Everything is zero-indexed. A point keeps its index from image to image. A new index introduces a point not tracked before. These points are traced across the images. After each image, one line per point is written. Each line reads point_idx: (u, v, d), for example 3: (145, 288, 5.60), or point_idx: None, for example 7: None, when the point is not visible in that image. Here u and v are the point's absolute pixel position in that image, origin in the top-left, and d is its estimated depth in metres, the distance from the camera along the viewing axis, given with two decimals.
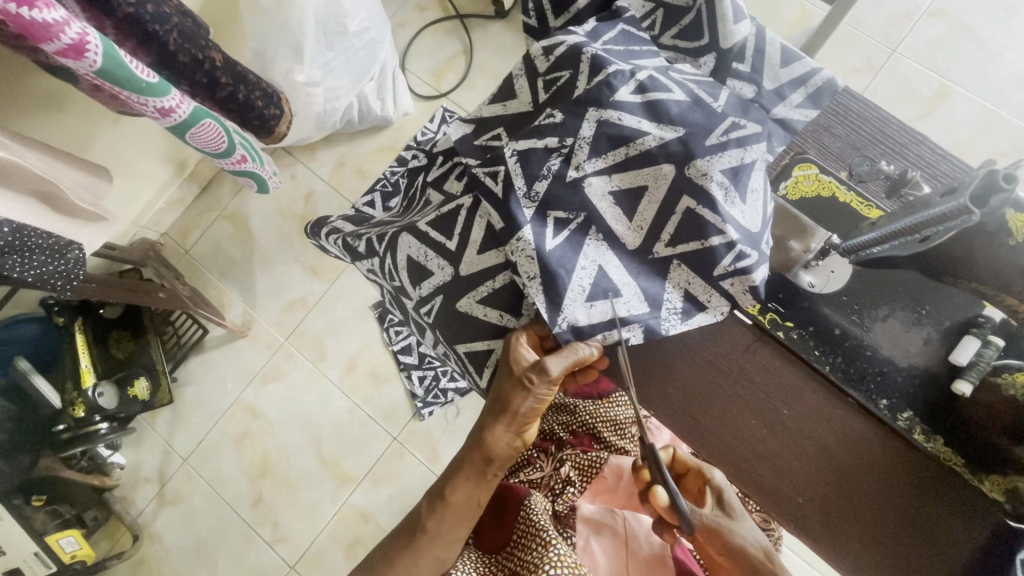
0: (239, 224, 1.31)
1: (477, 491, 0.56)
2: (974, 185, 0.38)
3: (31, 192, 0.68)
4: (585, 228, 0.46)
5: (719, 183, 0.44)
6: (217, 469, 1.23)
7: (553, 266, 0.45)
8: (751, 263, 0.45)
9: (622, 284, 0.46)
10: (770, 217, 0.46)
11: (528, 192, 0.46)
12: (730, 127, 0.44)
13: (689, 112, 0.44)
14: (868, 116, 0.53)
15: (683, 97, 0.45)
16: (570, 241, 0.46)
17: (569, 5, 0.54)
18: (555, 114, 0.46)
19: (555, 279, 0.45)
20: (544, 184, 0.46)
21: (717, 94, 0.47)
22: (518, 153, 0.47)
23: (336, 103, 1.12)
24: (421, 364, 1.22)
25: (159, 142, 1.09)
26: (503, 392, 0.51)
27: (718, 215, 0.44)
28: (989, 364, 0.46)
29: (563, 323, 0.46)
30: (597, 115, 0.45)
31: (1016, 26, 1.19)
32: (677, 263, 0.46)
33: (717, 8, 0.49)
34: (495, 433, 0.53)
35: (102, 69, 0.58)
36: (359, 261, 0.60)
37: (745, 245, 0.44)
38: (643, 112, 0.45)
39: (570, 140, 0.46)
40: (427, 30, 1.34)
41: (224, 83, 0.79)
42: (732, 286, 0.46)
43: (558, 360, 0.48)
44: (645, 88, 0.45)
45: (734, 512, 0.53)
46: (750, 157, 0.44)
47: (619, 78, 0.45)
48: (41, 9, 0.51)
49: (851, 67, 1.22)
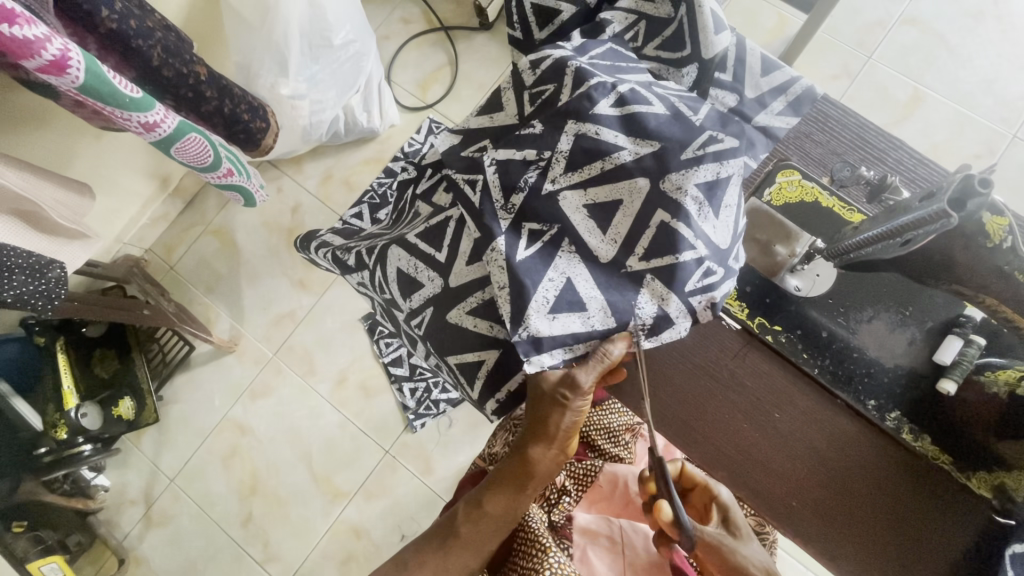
0: (225, 238, 1.29)
1: (516, 502, 0.54)
2: (950, 190, 0.39)
3: (10, 211, 0.67)
4: (557, 240, 0.46)
5: (694, 197, 0.44)
6: (206, 488, 1.21)
7: (521, 275, 0.45)
8: (716, 280, 0.45)
9: (589, 298, 0.46)
10: (740, 234, 0.47)
11: (504, 204, 0.47)
12: (707, 140, 0.45)
13: (667, 125, 0.45)
14: (848, 123, 0.54)
15: (663, 110, 0.45)
16: (541, 252, 0.46)
17: (554, 16, 0.55)
18: (536, 125, 0.47)
19: (522, 289, 0.45)
20: (520, 196, 0.46)
21: (697, 108, 0.47)
22: (497, 164, 0.47)
23: (322, 115, 1.13)
24: (413, 376, 1.21)
25: (143, 156, 1.08)
26: (540, 414, 0.50)
27: (692, 229, 0.44)
28: (973, 362, 0.46)
29: (524, 333, 0.45)
30: (576, 127, 0.46)
31: (984, 33, 1.24)
32: (651, 277, 0.45)
33: (698, 20, 0.50)
34: (537, 452, 0.52)
35: (84, 85, 0.57)
36: (349, 275, 0.59)
37: (712, 260, 0.45)
38: (621, 126, 0.45)
39: (547, 153, 0.46)
40: (412, 43, 1.35)
41: (209, 97, 0.79)
42: (697, 302, 0.46)
43: (590, 373, 0.47)
44: (625, 101, 0.46)
45: (739, 531, 0.52)
46: (727, 171, 0.45)
47: (600, 90, 0.46)
48: (22, 25, 0.50)
49: (829, 74, 1.25)
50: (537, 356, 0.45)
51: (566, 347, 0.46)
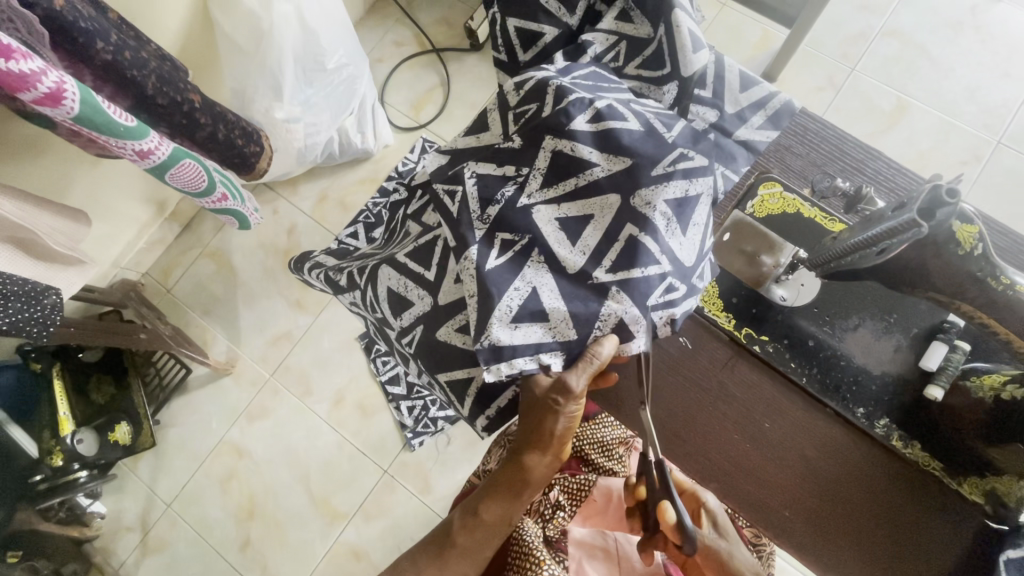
0: (222, 260, 1.30)
1: (511, 511, 0.54)
2: (921, 200, 0.40)
3: (7, 239, 0.68)
4: (528, 250, 0.47)
5: (663, 213, 0.45)
6: (203, 513, 1.20)
7: (488, 284, 0.46)
8: (678, 297, 0.46)
9: (552, 308, 0.46)
10: (706, 251, 0.48)
11: (480, 214, 0.47)
12: (678, 157, 0.46)
13: (640, 141, 0.46)
14: (827, 135, 0.55)
15: (637, 126, 0.47)
16: (511, 262, 0.46)
17: (537, 40, 0.56)
18: (514, 141, 0.49)
19: (488, 299, 0.45)
20: (496, 209, 0.47)
21: (671, 124, 0.48)
22: (477, 176, 0.49)
23: (317, 138, 1.14)
24: (410, 394, 1.21)
25: (140, 182, 1.09)
26: (536, 422, 0.49)
27: (659, 244, 0.45)
28: (958, 368, 0.47)
29: (485, 341, 0.45)
30: (553, 144, 0.47)
31: (964, 43, 1.26)
32: (616, 290, 0.45)
33: (677, 38, 0.50)
34: (532, 460, 0.51)
35: (79, 115, 0.59)
36: (342, 295, 0.60)
37: (675, 277, 0.46)
38: (595, 142, 0.47)
39: (525, 170, 0.48)
40: (405, 65, 1.38)
41: (203, 123, 0.81)
42: (657, 316, 0.47)
43: (581, 376, 0.46)
44: (601, 116, 0.47)
45: (728, 534, 0.54)
46: (695, 189, 0.46)
47: (577, 106, 0.47)
48: (19, 60, 0.52)
49: (814, 86, 1.27)
50: (496, 364, 0.46)
51: (531, 355, 0.46)
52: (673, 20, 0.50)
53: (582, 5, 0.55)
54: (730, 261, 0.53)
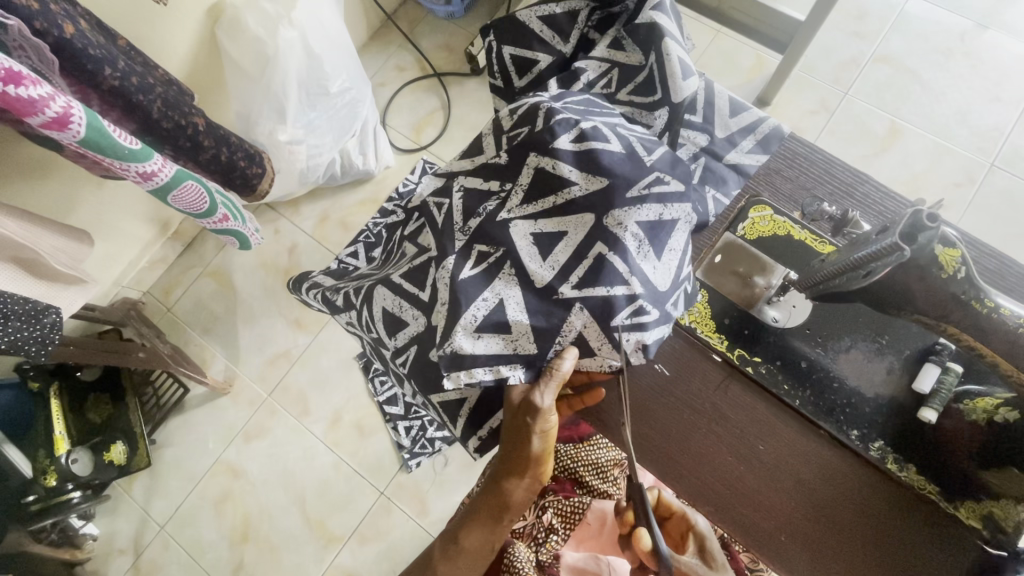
0: (222, 279, 1.31)
1: (492, 538, 0.53)
2: (903, 224, 0.41)
3: (10, 260, 0.69)
4: (501, 262, 0.47)
5: (634, 234, 0.46)
6: (197, 535, 1.18)
7: (458, 292, 0.46)
8: (647, 320, 0.46)
9: (515, 321, 0.46)
10: (681, 280, 0.48)
11: (462, 225, 0.49)
12: (653, 181, 0.47)
13: (619, 163, 0.47)
14: (815, 159, 0.56)
15: (618, 148, 0.47)
16: (483, 273, 0.47)
17: (532, 67, 0.58)
18: (502, 156, 0.51)
19: (455, 307, 0.46)
20: (476, 220, 0.49)
21: (653, 149, 0.49)
22: (463, 190, 0.51)
23: (319, 159, 1.16)
24: (407, 414, 1.21)
25: (143, 202, 1.11)
26: (512, 442, 0.49)
27: (628, 264, 0.45)
28: (952, 389, 0.47)
29: (447, 348, 0.46)
30: (536, 161, 0.48)
31: (955, 68, 1.29)
32: (579, 307, 0.46)
33: (666, 67, 0.52)
34: (509, 484, 0.51)
35: (84, 139, 0.61)
36: (338, 315, 0.61)
37: (645, 301, 0.46)
38: (576, 162, 0.47)
39: (509, 185, 0.49)
40: (406, 89, 1.41)
41: (206, 146, 0.83)
42: (625, 339, 0.46)
43: (547, 393, 0.47)
44: (584, 137, 0.48)
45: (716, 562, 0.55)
46: (670, 215, 0.47)
47: (562, 126, 0.48)
48: (28, 86, 0.54)
49: (808, 110, 1.29)
50: (456, 372, 0.47)
51: (491, 366, 0.46)
52: (664, 49, 0.52)
53: (576, 35, 0.58)
54: (722, 282, 0.54)
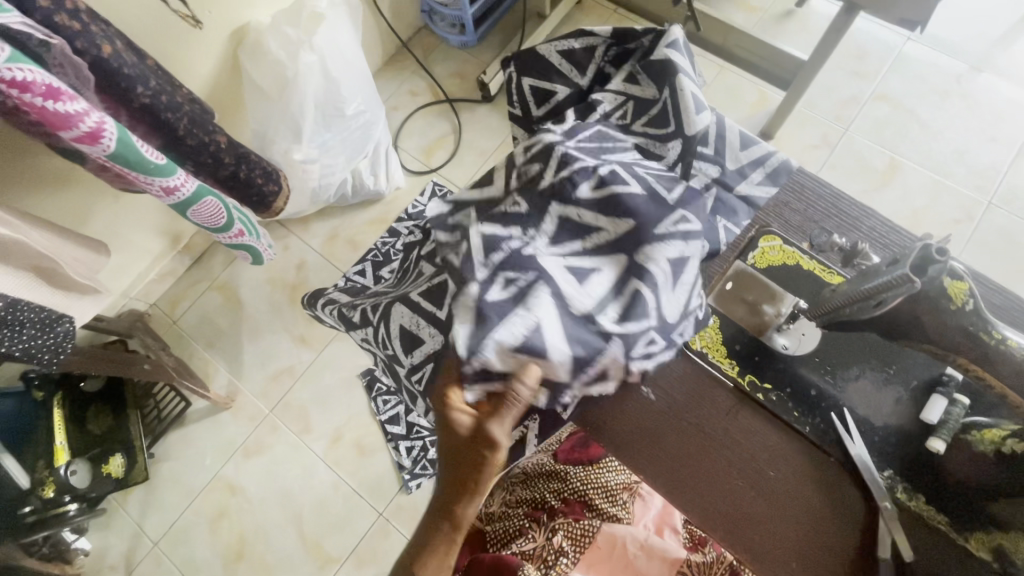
0: (229, 294, 1.32)
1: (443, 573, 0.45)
2: (913, 256, 0.42)
3: (28, 268, 0.70)
4: (532, 287, 0.47)
5: (663, 269, 0.48)
6: (190, 553, 1.16)
7: (487, 312, 0.46)
8: (661, 351, 0.49)
9: (554, 346, 0.45)
10: (694, 311, 0.50)
11: (483, 258, 0.49)
12: (679, 220, 0.49)
13: (644, 205, 0.49)
14: (823, 193, 0.58)
15: (640, 190, 0.50)
16: (513, 296, 0.47)
17: (550, 97, 0.61)
18: (517, 201, 0.52)
19: (485, 325, 0.45)
20: (500, 254, 0.48)
21: (671, 187, 0.52)
22: (480, 232, 0.50)
23: (331, 179, 1.19)
24: (409, 434, 1.20)
25: (157, 215, 1.13)
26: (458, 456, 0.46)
27: (657, 298, 0.47)
28: (959, 421, 0.48)
29: (475, 362, 0.45)
30: (559, 210, 0.50)
31: (951, 108, 1.33)
32: (614, 338, 0.47)
33: (680, 101, 0.54)
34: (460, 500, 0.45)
35: (114, 153, 0.63)
36: (353, 331, 0.62)
37: (659, 334, 0.48)
38: (601, 206, 0.50)
39: (530, 230, 0.50)
40: (418, 113, 1.45)
41: (226, 163, 0.85)
42: (642, 368, 0.48)
43: (503, 412, 0.45)
44: (604, 182, 0.50)
45: None
46: (690, 252, 0.49)
47: (582, 174, 0.50)
48: (65, 102, 0.56)
49: (809, 144, 1.33)
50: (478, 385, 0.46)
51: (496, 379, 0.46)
52: (678, 84, 0.54)
53: (593, 69, 0.61)
54: (732, 308, 0.55)
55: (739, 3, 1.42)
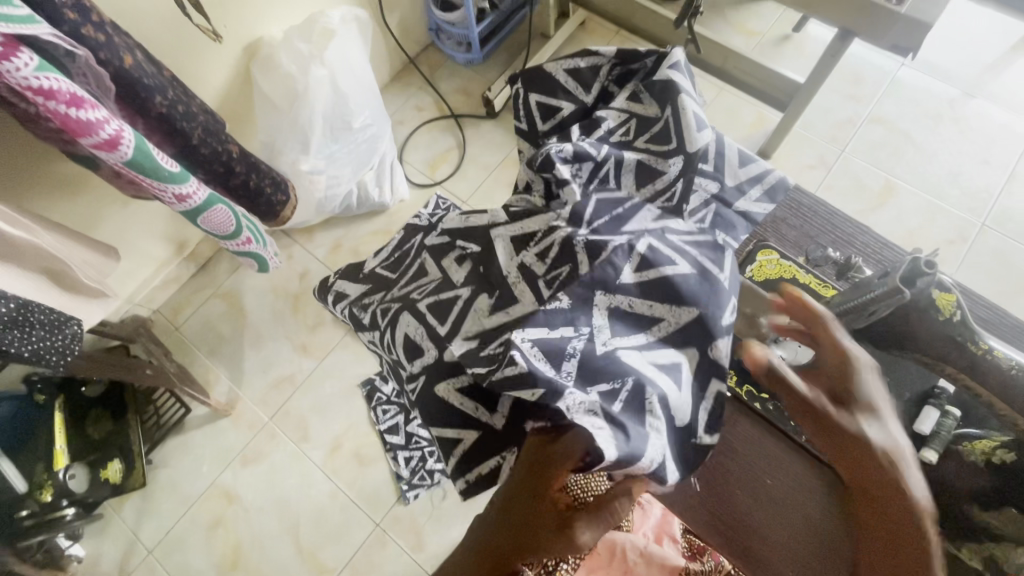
0: (232, 301, 1.33)
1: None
2: (903, 269, 0.45)
3: (40, 270, 0.71)
4: (639, 394, 0.45)
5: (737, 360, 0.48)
6: (185, 561, 1.16)
7: (621, 427, 0.43)
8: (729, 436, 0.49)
9: (672, 456, 0.45)
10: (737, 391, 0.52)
11: (558, 371, 0.46)
12: (734, 302, 0.50)
13: (697, 289, 0.49)
14: (818, 210, 0.61)
15: (689, 269, 0.50)
16: (629, 409, 0.44)
17: (555, 113, 0.63)
18: (562, 299, 0.50)
19: (625, 439, 0.42)
20: (572, 363, 0.47)
21: (720, 261, 0.51)
22: (530, 339, 0.48)
23: (337, 190, 1.20)
24: (408, 444, 1.21)
25: (164, 222, 1.15)
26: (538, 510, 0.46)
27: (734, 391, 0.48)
28: (951, 432, 0.49)
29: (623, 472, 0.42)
30: (608, 300, 0.50)
31: (944, 131, 1.36)
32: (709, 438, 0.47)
33: (681, 119, 0.56)
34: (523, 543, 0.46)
35: (131, 160, 0.65)
36: (363, 332, 0.64)
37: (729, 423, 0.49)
38: (653, 293, 0.50)
39: (586, 327, 0.49)
40: (423, 127, 1.48)
41: (237, 172, 0.87)
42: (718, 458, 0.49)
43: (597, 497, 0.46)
44: (648, 261, 0.50)
45: None
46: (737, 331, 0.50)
47: (619, 255, 0.50)
48: (87, 110, 0.58)
49: (806, 164, 1.36)
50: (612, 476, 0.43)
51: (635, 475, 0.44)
52: (680, 103, 0.56)
53: (597, 86, 0.63)
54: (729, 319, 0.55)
55: (738, 27, 1.46)
